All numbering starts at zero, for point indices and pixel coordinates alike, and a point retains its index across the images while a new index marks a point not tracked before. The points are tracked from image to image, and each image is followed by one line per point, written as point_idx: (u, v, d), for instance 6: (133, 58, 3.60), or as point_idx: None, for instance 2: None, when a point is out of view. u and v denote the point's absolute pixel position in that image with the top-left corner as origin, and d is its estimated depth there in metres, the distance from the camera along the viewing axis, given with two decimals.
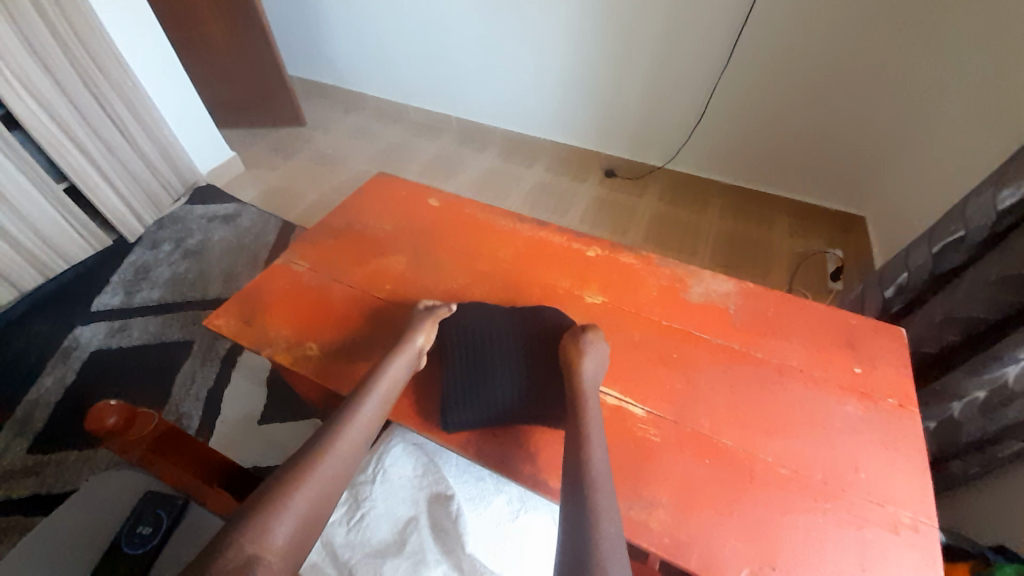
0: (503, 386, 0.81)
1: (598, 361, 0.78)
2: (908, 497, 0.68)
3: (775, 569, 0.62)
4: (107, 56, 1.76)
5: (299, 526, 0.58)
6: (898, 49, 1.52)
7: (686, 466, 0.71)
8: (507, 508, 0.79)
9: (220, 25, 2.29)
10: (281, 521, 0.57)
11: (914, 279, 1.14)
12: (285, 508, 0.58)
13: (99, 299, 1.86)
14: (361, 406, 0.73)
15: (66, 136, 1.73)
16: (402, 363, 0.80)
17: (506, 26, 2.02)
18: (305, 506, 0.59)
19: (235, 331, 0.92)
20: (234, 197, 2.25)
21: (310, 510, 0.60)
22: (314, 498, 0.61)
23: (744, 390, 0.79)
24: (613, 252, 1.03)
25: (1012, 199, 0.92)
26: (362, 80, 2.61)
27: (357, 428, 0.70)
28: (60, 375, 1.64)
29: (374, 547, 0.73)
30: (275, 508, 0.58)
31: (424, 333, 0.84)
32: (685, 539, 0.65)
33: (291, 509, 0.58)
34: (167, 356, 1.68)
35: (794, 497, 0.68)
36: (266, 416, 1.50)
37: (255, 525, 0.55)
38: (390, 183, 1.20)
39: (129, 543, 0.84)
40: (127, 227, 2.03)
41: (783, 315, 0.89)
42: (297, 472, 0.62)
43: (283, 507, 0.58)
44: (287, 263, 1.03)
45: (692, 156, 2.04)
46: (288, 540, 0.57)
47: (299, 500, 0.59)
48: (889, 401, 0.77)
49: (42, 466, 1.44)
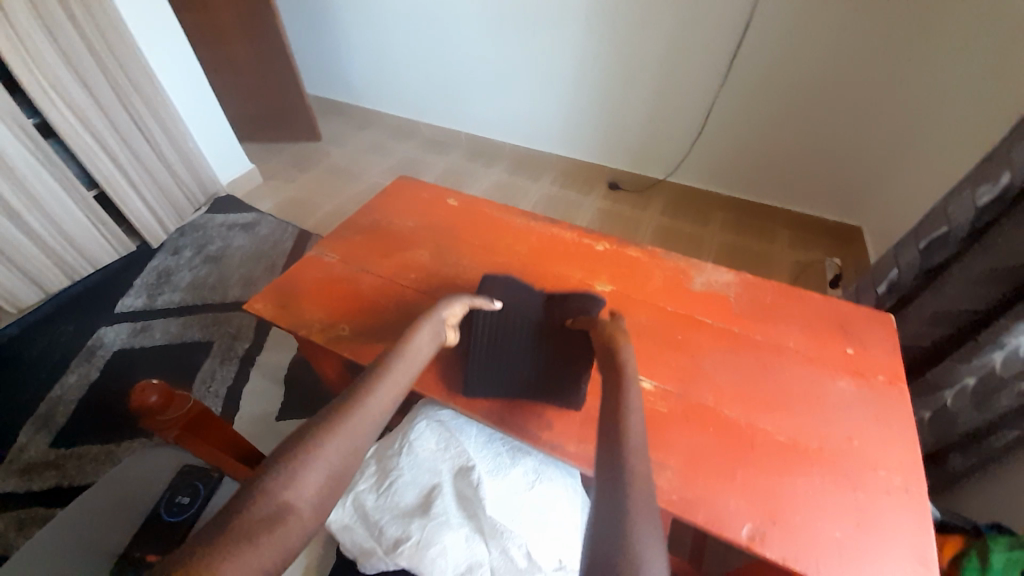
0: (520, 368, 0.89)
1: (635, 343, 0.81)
2: (898, 462, 0.73)
3: (775, 523, 0.68)
4: (138, 71, 1.88)
5: (341, 461, 0.59)
6: (887, 66, 1.61)
7: (691, 434, 0.77)
8: (524, 478, 0.83)
9: (244, 45, 2.43)
10: (308, 473, 0.56)
11: (905, 276, 1.22)
12: (318, 457, 0.57)
13: (123, 301, 1.94)
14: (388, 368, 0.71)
15: (98, 144, 1.83)
16: (428, 336, 0.81)
17: (515, 47, 2.14)
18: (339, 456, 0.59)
19: (273, 314, 1.00)
20: (253, 207, 2.35)
21: (339, 464, 0.59)
22: (350, 448, 0.60)
23: (744, 369, 0.85)
24: (620, 247, 1.10)
25: (988, 195, 1.01)
26: (375, 98, 2.74)
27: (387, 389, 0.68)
28: (84, 373, 1.70)
29: (401, 509, 0.77)
30: (308, 456, 0.57)
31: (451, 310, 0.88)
32: (692, 498, 0.70)
33: (321, 461, 0.57)
34: (188, 355, 1.75)
35: (792, 462, 0.73)
36: (284, 412, 1.56)
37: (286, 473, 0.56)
38: (412, 185, 1.29)
39: (168, 511, 0.89)
40: (151, 233, 2.12)
41: (780, 303, 0.96)
42: (329, 423, 0.61)
43: (317, 455, 0.58)
44: (317, 255, 1.11)
45: (694, 169, 2.13)
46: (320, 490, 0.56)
47: (328, 452, 0.59)
48: (880, 378, 0.83)
49: (65, 459, 1.49)
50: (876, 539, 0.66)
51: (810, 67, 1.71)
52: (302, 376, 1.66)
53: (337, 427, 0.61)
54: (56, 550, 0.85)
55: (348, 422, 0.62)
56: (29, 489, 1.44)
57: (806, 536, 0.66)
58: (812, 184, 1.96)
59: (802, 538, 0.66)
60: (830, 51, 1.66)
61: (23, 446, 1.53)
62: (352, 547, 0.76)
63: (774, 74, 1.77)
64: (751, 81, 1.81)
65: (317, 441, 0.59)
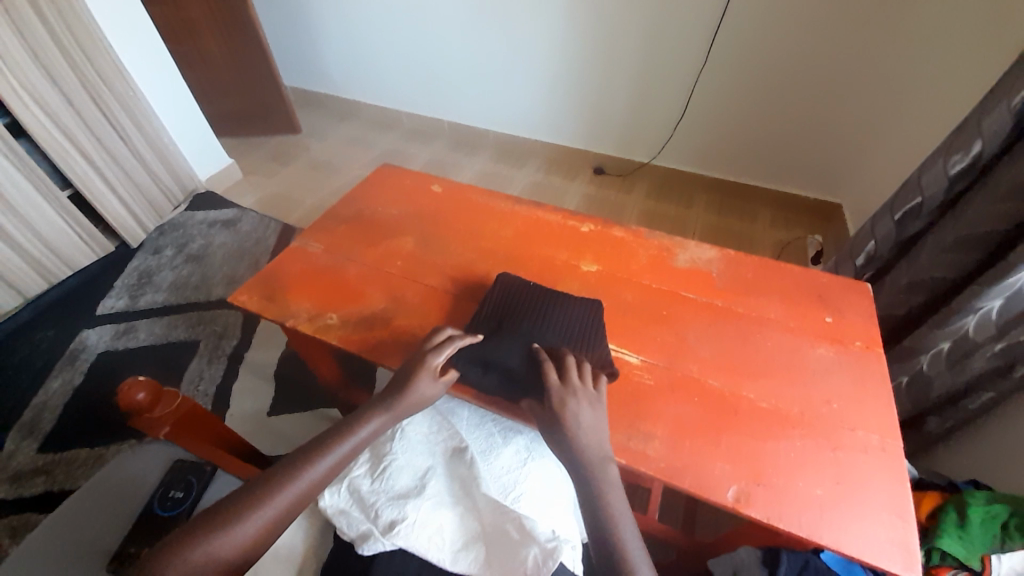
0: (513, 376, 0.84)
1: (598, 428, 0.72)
2: (875, 422, 0.76)
3: (761, 484, 0.70)
4: (110, 69, 1.83)
5: (261, 533, 0.67)
6: (863, 43, 1.62)
7: (677, 405, 0.79)
8: (515, 457, 0.83)
9: (216, 37, 2.37)
10: (224, 539, 0.64)
11: (881, 247, 1.26)
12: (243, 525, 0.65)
13: (104, 303, 1.91)
14: (333, 447, 0.76)
15: (71, 144, 1.78)
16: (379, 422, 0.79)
17: (495, 34, 2.12)
18: (281, 510, 0.69)
19: (260, 307, 0.99)
20: (233, 203, 2.31)
21: (255, 534, 0.66)
22: (292, 500, 0.70)
23: (727, 341, 0.88)
24: (605, 227, 1.11)
25: (961, 163, 1.04)
26: (355, 89, 2.70)
27: (321, 468, 0.74)
28: (68, 378, 1.68)
29: (397, 491, 0.77)
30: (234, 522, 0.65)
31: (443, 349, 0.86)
32: (679, 465, 0.73)
33: (239, 531, 0.65)
34: (174, 355, 1.73)
35: (775, 427, 0.76)
36: (276, 408, 1.55)
37: (207, 536, 0.64)
38: (394, 173, 1.28)
39: (162, 506, 0.89)
40: (129, 233, 2.07)
41: (761, 276, 0.98)
42: (258, 495, 0.68)
43: (259, 508, 0.67)
44: (302, 246, 1.10)
45: (677, 152, 2.15)
46: (233, 552, 0.64)
47: (246, 524, 0.66)
48: (857, 344, 0.86)
49: (53, 464, 1.48)
50: (855, 495, 0.69)
51: (789, 48, 1.72)
52: (292, 370, 1.66)
53: (268, 500, 0.68)
54: (50, 550, 0.85)
55: (275, 497, 0.69)
56: (18, 497, 1.42)
57: (790, 495, 0.69)
58: (793, 163, 1.98)
59: (786, 498, 0.69)
60: (807, 30, 1.66)
61: (9, 454, 1.50)
62: (348, 531, 0.75)
63: (755, 55, 1.78)
64: (731, 62, 1.82)
65: (245, 513, 0.67)
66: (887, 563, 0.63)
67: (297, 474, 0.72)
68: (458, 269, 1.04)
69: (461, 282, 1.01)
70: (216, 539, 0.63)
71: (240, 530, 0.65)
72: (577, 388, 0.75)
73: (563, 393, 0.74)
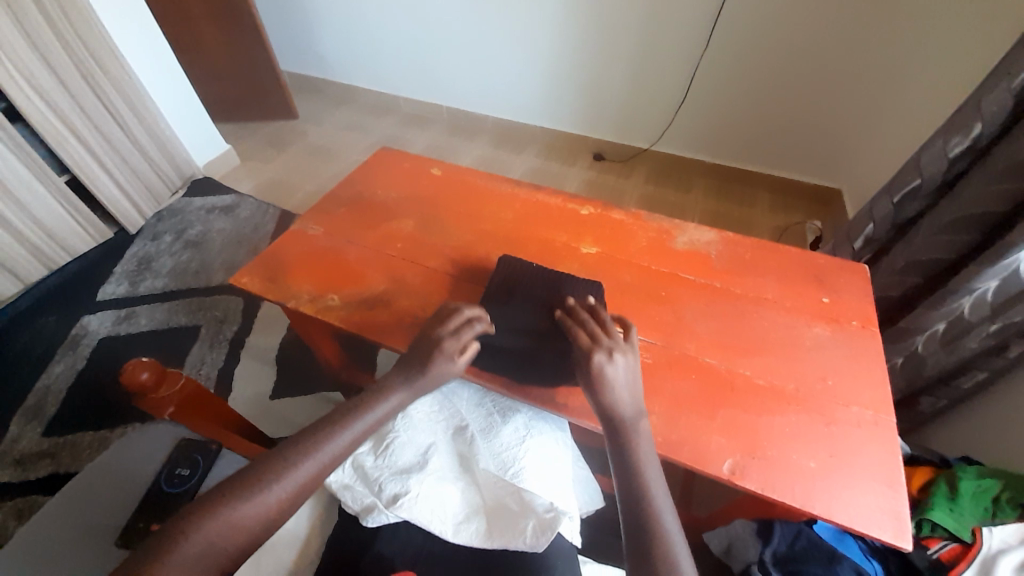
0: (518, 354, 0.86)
1: (630, 392, 0.73)
2: (870, 399, 0.78)
3: (755, 457, 0.72)
4: (106, 53, 1.80)
5: (283, 502, 0.67)
6: (867, 26, 1.61)
7: (674, 381, 0.81)
8: (515, 434, 0.84)
9: (211, 20, 2.33)
10: (246, 506, 0.64)
11: (879, 230, 1.27)
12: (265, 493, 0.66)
13: (105, 289, 1.91)
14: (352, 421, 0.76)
15: (68, 129, 1.77)
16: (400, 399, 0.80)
17: (493, 18, 2.09)
18: (304, 479, 0.70)
19: (261, 288, 1.00)
20: (231, 189, 2.30)
21: (276, 502, 0.67)
22: (314, 470, 0.71)
23: (724, 320, 0.89)
24: (604, 210, 1.11)
25: (961, 145, 1.04)
26: (351, 74, 2.67)
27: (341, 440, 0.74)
28: (70, 362, 1.69)
29: (399, 467, 0.78)
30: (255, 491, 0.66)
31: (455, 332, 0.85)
32: (676, 438, 0.74)
33: (261, 499, 0.65)
34: (176, 341, 1.74)
35: (770, 403, 0.77)
36: (278, 391, 1.57)
37: (230, 502, 0.64)
38: (394, 156, 1.28)
39: (169, 483, 0.91)
40: (128, 220, 2.07)
41: (759, 257, 0.99)
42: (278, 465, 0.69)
43: (283, 476, 0.68)
44: (302, 229, 1.10)
45: (677, 138, 2.14)
46: (255, 520, 0.65)
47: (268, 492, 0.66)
48: (853, 323, 0.87)
49: (59, 448, 1.49)
50: (847, 467, 0.71)
51: (786, 31, 1.71)
52: (293, 355, 1.67)
53: (288, 470, 0.69)
54: (61, 528, 0.87)
55: (295, 467, 0.69)
56: (25, 480, 1.44)
57: (783, 466, 0.71)
58: (793, 148, 1.97)
59: (779, 470, 0.70)
60: (810, 12, 1.64)
61: (15, 437, 1.52)
62: (353, 504, 0.77)
63: (758, 38, 1.76)
64: (733, 45, 1.80)
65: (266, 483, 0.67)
66: (877, 531, 0.65)
67: (318, 446, 0.72)
68: (458, 251, 1.05)
69: (462, 264, 1.02)
70: (238, 506, 0.64)
71: (265, 495, 0.66)
72: (615, 341, 0.75)
73: (598, 352, 0.74)
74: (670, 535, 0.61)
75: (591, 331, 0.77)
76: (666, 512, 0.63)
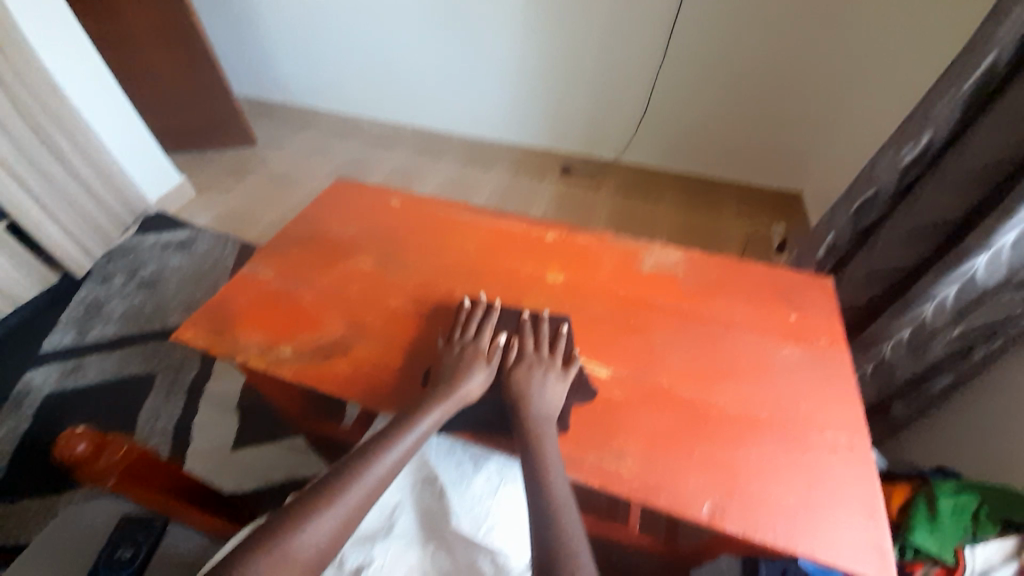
0: (484, 399, 0.81)
1: (550, 398, 0.77)
2: (844, 422, 0.76)
3: (733, 496, 0.69)
4: (46, 89, 1.71)
5: (330, 538, 0.62)
6: (815, 36, 1.65)
7: (647, 417, 0.78)
8: (488, 484, 0.82)
9: (158, 49, 2.24)
10: (311, 528, 0.61)
11: (840, 238, 1.27)
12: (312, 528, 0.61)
13: (50, 339, 1.79)
14: (399, 439, 0.72)
15: (5, 171, 1.65)
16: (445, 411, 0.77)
17: (453, 36, 2.07)
18: (351, 509, 0.65)
19: (205, 342, 0.93)
20: (186, 224, 2.19)
21: (332, 533, 0.62)
22: (329, 535, 0.62)
23: (695, 345, 0.86)
24: (569, 235, 1.09)
25: (913, 152, 1.05)
26: (311, 98, 2.61)
27: (392, 456, 0.70)
28: (15, 423, 1.56)
29: (363, 534, 0.74)
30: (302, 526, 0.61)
31: (474, 375, 0.80)
32: (653, 481, 0.71)
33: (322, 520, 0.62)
34: (130, 391, 1.63)
35: (746, 434, 0.75)
36: (242, 439, 1.48)
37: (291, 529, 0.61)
38: (350, 189, 1.23)
39: (107, 567, 0.83)
40: (75, 263, 1.95)
41: (725, 277, 0.97)
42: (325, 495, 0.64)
43: (329, 506, 0.64)
44: (250, 273, 1.04)
45: (643, 149, 2.15)
46: (322, 542, 0.61)
47: (322, 520, 0.63)
48: (822, 341, 0.86)
49: (3, 519, 1.37)
50: (826, 498, 0.68)
51: (750, 32, 1.72)
52: (257, 399, 1.58)
53: (335, 499, 0.64)
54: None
55: (345, 493, 0.65)
56: None
57: (762, 504, 0.68)
58: (755, 155, 2.00)
59: (759, 508, 0.68)
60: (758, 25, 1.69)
61: None
62: None
63: (714, 49, 1.79)
64: (690, 57, 1.83)
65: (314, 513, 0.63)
66: (861, 568, 0.63)
67: (368, 467, 0.68)
68: (418, 288, 1.00)
69: (422, 302, 0.97)
70: (302, 533, 0.61)
71: (316, 527, 0.62)
72: (541, 359, 0.82)
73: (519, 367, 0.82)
74: (576, 555, 0.59)
75: (536, 338, 0.86)
76: (572, 529, 0.62)
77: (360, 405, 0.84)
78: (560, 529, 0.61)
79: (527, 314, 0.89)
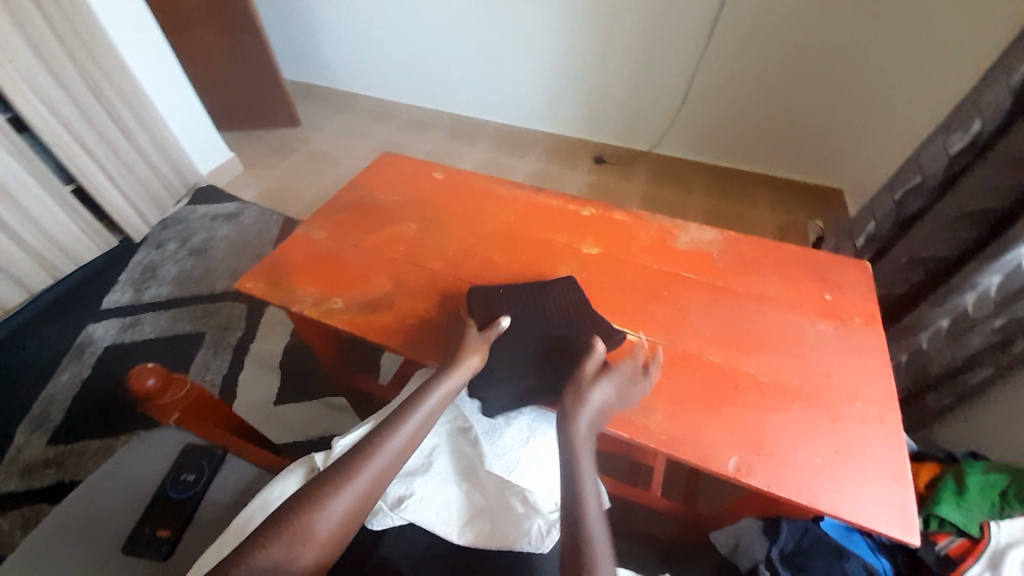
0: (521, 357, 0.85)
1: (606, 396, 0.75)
2: (874, 395, 0.77)
3: (761, 455, 0.72)
4: (110, 61, 1.82)
5: (346, 516, 0.65)
6: (864, 25, 1.61)
7: (677, 379, 0.81)
8: (519, 435, 0.83)
9: (213, 29, 2.36)
10: (327, 509, 0.64)
11: (881, 227, 1.26)
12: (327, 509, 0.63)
13: (110, 297, 1.92)
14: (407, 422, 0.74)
15: (72, 137, 1.77)
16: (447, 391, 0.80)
17: (493, 22, 2.10)
18: (363, 490, 0.67)
19: (265, 291, 1.00)
20: (234, 197, 2.31)
21: (347, 513, 0.65)
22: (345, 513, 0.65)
23: (727, 318, 0.89)
24: (606, 211, 1.12)
25: (962, 141, 1.04)
26: (353, 81, 2.69)
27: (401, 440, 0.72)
28: (76, 371, 1.69)
29: (404, 469, 0.79)
30: (317, 508, 0.63)
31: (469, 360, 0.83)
32: (680, 436, 0.75)
33: (338, 501, 0.65)
34: (180, 348, 1.75)
35: (775, 400, 0.77)
36: (282, 397, 1.57)
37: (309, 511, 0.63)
38: (396, 161, 1.29)
39: (175, 487, 0.91)
40: (133, 228, 2.08)
41: (760, 256, 0.99)
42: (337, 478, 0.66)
43: (341, 490, 0.66)
44: (304, 234, 1.11)
45: (679, 139, 2.14)
46: (340, 520, 0.64)
47: (335, 503, 0.65)
48: (856, 319, 0.87)
49: (64, 456, 1.49)
50: (853, 462, 0.71)
51: (795, 20, 1.68)
52: (296, 361, 1.67)
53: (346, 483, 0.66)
54: (60, 541, 0.87)
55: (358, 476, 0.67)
56: (31, 487, 1.44)
57: (788, 463, 0.71)
58: (795, 147, 1.97)
59: (784, 467, 0.70)
60: (803, 14, 1.66)
61: (21, 445, 1.52)
62: None
63: (759, 37, 1.75)
64: (732, 45, 1.81)
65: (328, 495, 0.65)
66: (884, 527, 0.65)
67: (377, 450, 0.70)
68: (459, 253, 1.05)
69: (463, 266, 1.02)
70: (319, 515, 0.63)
71: (329, 510, 0.64)
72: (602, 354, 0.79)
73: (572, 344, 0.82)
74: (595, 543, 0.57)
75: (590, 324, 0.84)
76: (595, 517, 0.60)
77: (404, 354, 0.91)
78: (585, 515, 0.60)
79: (571, 301, 0.88)
